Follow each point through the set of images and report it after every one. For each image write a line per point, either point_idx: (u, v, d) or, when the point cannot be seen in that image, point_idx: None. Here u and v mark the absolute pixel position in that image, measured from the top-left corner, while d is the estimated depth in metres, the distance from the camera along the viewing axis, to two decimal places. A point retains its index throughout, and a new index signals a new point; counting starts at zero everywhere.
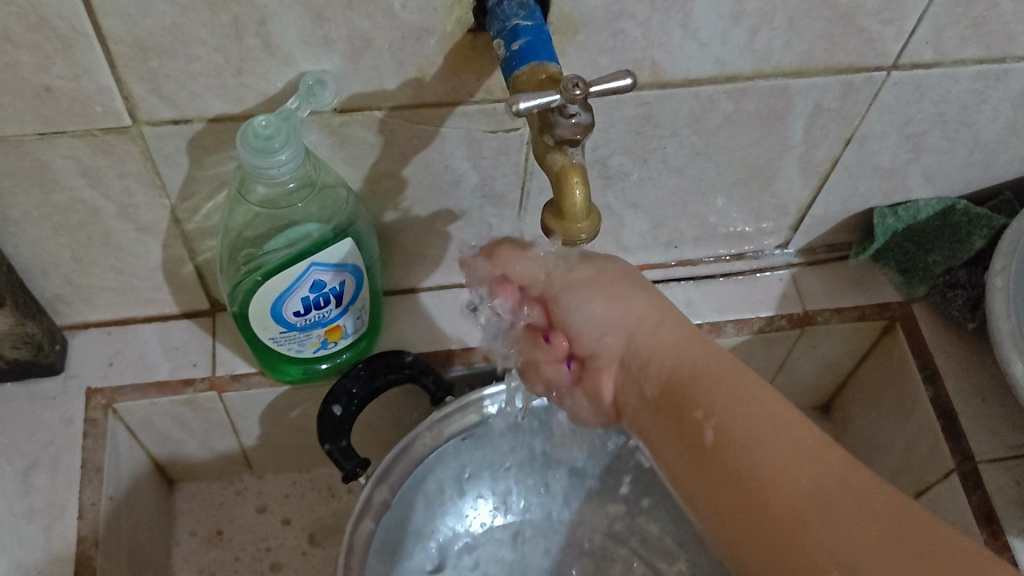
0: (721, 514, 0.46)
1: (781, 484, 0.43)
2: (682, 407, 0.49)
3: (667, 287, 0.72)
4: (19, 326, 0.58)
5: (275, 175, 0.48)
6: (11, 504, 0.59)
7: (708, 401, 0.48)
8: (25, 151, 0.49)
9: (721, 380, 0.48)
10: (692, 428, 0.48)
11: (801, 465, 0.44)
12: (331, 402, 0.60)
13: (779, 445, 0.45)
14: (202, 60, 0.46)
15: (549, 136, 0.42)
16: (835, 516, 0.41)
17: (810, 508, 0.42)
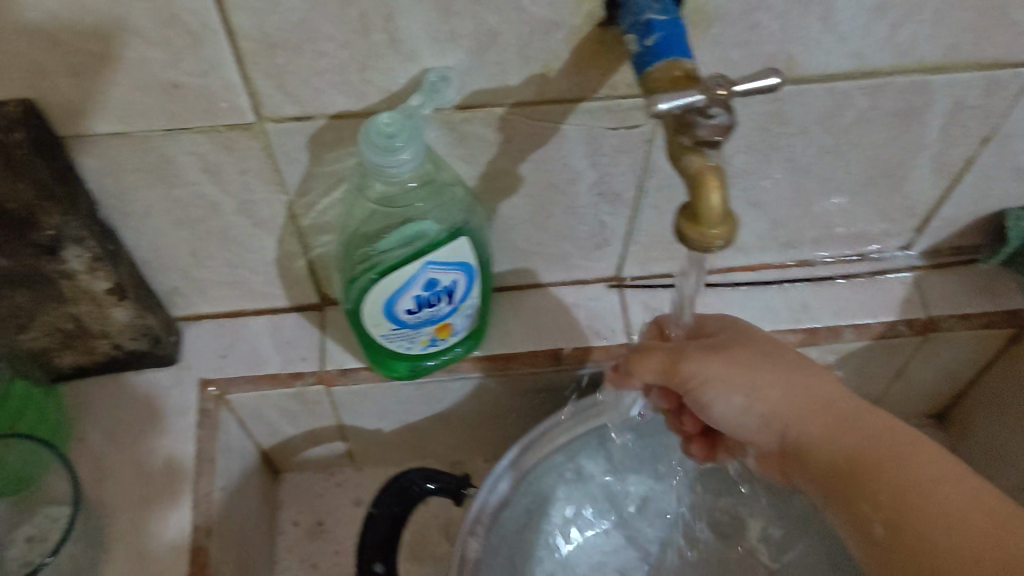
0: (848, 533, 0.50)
1: (895, 507, 0.46)
2: (826, 476, 0.51)
3: (783, 288, 0.70)
4: (139, 319, 0.59)
5: (395, 174, 0.47)
6: (127, 492, 0.60)
7: (834, 440, 0.51)
8: (152, 147, 0.50)
9: (845, 420, 0.51)
10: (823, 465, 0.51)
11: (919, 496, 0.46)
12: (371, 560, 0.58)
13: (895, 471, 0.47)
14: (328, 56, 0.46)
15: (686, 137, 0.40)
16: (942, 531, 0.44)
17: (922, 526, 0.45)
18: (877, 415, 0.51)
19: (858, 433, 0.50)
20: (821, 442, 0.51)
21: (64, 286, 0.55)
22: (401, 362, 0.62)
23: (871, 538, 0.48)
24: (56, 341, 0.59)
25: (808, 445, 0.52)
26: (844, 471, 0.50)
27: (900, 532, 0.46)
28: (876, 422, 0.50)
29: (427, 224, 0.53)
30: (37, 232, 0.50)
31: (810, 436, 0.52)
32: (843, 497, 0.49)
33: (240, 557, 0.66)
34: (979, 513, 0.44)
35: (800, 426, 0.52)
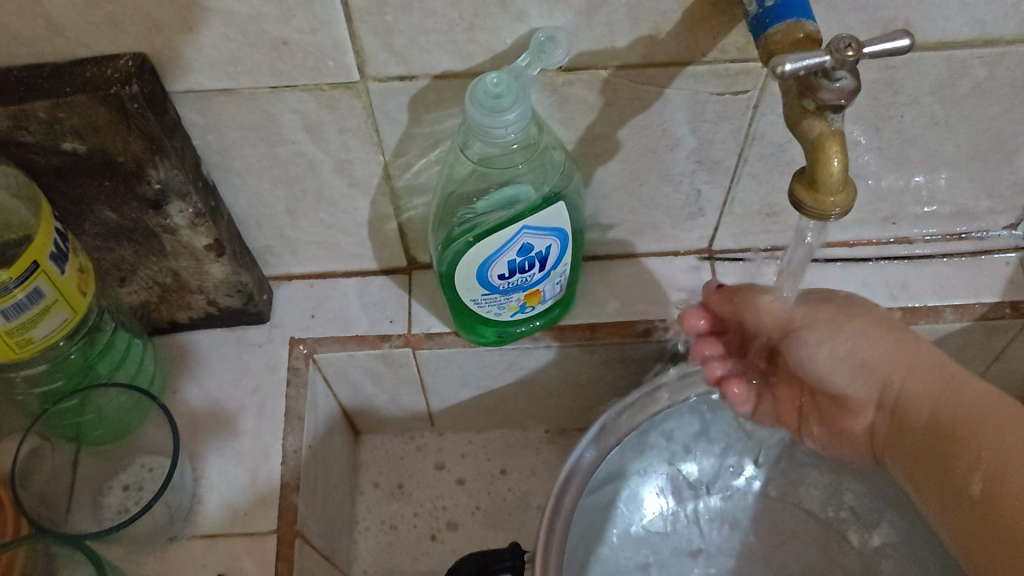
0: (941, 500, 0.50)
1: (997, 470, 0.46)
2: (926, 437, 0.50)
3: (878, 266, 0.68)
4: (235, 276, 0.60)
5: (501, 135, 0.46)
6: (221, 445, 0.61)
7: (935, 403, 0.50)
8: (257, 104, 0.50)
9: (946, 385, 0.50)
10: (921, 428, 0.51)
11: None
12: None
13: (997, 435, 0.46)
14: (437, 15, 0.45)
15: (809, 100, 0.39)
16: None
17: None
18: (985, 386, 0.50)
19: (961, 398, 0.49)
20: (922, 404, 0.51)
21: (166, 241, 0.56)
22: (490, 328, 0.62)
23: (963, 500, 0.47)
24: (155, 295, 0.61)
25: (907, 407, 0.52)
26: (945, 434, 0.49)
27: (1001, 492, 0.45)
28: (980, 390, 0.49)
29: (524, 188, 0.53)
30: (144, 186, 0.51)
31: (908, 397, 0.52)
32: (941, 458, 0.49)
33: (324, 514, 0.67)
34: None
35: (899, 387, 0.52)
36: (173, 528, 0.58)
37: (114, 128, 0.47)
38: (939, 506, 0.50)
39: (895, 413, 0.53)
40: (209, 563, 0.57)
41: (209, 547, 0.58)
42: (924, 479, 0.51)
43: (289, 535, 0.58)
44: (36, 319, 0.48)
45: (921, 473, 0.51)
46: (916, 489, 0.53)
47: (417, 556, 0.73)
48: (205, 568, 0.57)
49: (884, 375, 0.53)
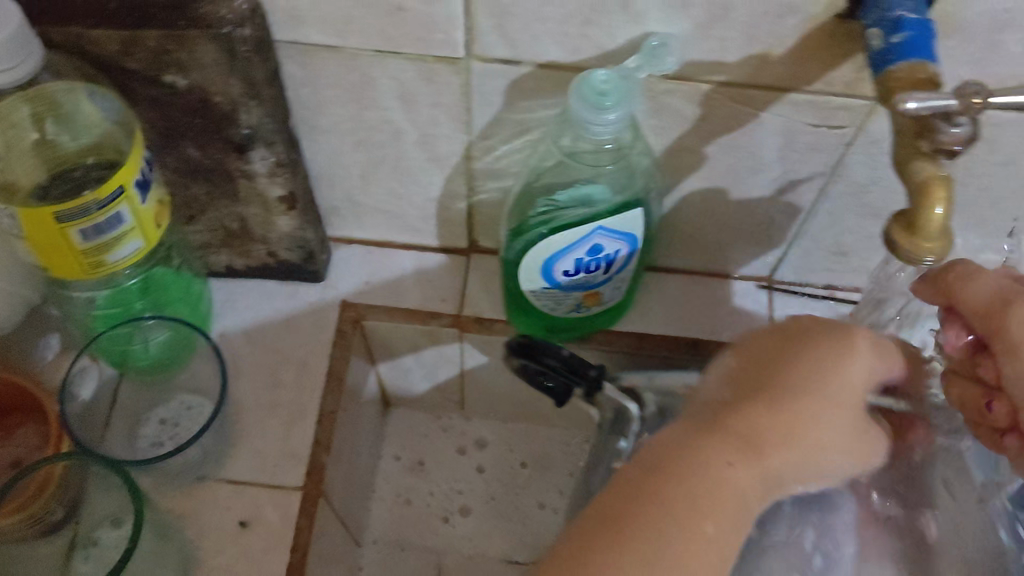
0: (684, 443, 0.41)
1: (692, 444, 0.41)
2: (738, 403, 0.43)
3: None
4: (299, 231, 0.61)
5: (597, 132, 0.47)
6: (258, 395, 0.62)
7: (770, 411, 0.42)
8: (357, 66, 0.50)
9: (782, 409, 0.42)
10: (741, 402, 0.43)
11: (715, 463, 0.40)
12: None
13: (716, 450, 0.41)
14: (555, 5, 0.45)
15: (926, 143, 0.38)
16: (671, 487, 0.39)
17: (678, 451, 0.41)
18: (781, 448, 0.42)
19: (758, 424, 0.42)
20: (779, 389, 0.43)
21: (241, 185, 0.56)
22: (542, 321, 0.62)
23: (783, 466, 0.42)
24: (218, 237, 0.61)
25: (761, 381, 0.44)
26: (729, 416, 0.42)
27: (678, 455, 0.40)
28: (772, 428, 0.42)
29: (583, 190, 0.53)
30: (232, 129, 0.51)
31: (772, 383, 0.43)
32: (717, 425, 0.42)
33: (347, 475, 0.66)
34: (714, 490, 0.39)
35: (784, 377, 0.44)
36: (204, 467, 0.59)
37: (218, 68, 0.47)
38: (675, 445, 0.41)
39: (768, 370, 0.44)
40: (233, 508, 0.58)
41: (235, 491, 0.58)
42: (783, 380, 0.43)
43: (314, 493, 0.59)
44: (112, 243, 0.49)
45: (798, 407, 0.42)
46: (768, 360, 0.45)
47: (428, 534, 0.73)
48: (229, 512, 0.58)
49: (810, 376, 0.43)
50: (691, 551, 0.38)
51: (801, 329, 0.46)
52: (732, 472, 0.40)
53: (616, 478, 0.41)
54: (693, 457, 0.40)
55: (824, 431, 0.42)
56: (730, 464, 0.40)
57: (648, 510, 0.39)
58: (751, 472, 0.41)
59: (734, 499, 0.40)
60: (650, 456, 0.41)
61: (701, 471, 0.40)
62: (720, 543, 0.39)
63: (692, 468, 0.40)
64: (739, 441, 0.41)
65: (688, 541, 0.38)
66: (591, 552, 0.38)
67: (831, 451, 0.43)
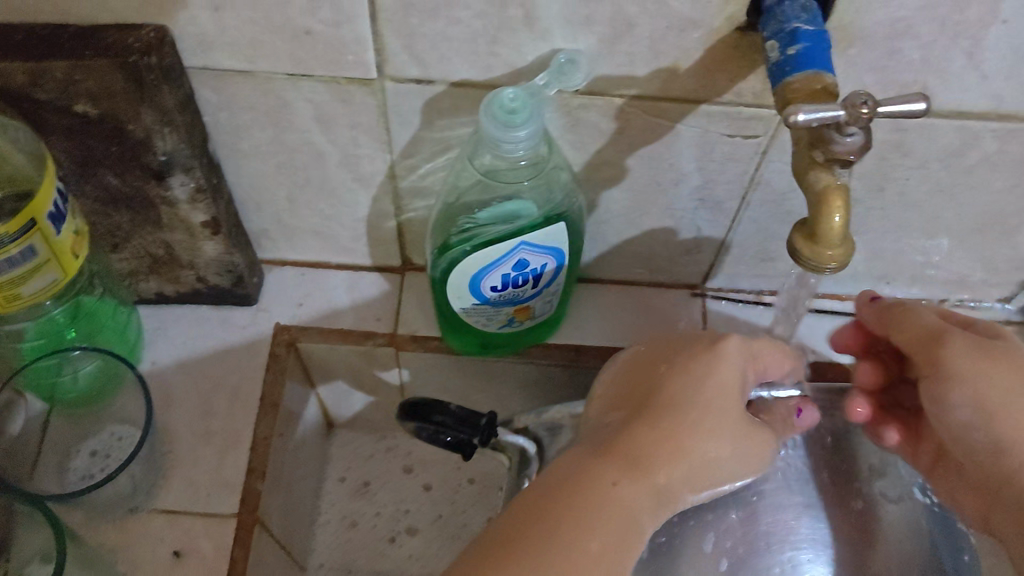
0: (573, 468, 0.43)
1: (582, 466, 0.43)
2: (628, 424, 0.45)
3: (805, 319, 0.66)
4: (227, 256, 0.60)
5: (510, 149, 0.47)
6: (191, 423, 0.61)
7: (654, 424, 0.44)
8: (271, 90, 0.50)
9: (665, 421, 0.44)
10: (628, 423, 0.45)
11: (602, 480, 0.42)
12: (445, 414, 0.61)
13: (605, 468, 0.43)
14: (462, 24, 0.45)
15: (820, 152, 0.39)
16: (559, 508, 0.41)
17: (570, 474, 0.43)
18: (670, 456, 0.43)
19: (645, 438, 0.44)
20: (663, 401, 0.45)
21: (163, 213, 0.56)
22: (476, 337, 0.62)
23: (675, 476, 0.43)
24: (145, 265, 0.61)
25: (646, 399, 0.47)
26: (619, 437, 0.44)
27: (568, 477, 0.43)
28: (660, 440, 0.44)
29: (504, 208, 0.52)
30: (149, 157, 0.51)
31: (657, 397, 0.46)
32: (607, 447, 0.44)
33: (287, 500, 0.65)
34: (602, 504, 0.41)
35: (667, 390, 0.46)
36: (135, 498, 0.58)
37: (128, 97, 0.47)
38: (566, 471, 0.43)
39: (654, 388, 0.47)
40: (167, 538, 0.57)
41: (168, 522, 0.58)
42: (667, 394, 0.46)
43: (249, 519, 0.58)
44: (27, 276, 0.48)
45: (680, 419, 0.45)
46: (657, 378, 0.48)
47: (374, 556, 0.72)
48: (162, 542, 0.57)
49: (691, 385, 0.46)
50: (582, 563, 0.39)
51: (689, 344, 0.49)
52: (621, 487, 0.42)
53: (515, 502, 0.43)
54: (580, 478, 0.42)
55: (712, 442, 0.44)
56: (617, 482, 0.42)
57: (541, 530, 0.40)
58: (637, 485, 0.42)
59: (623, 514, 0.41)
60: (545, 482, 0.43)
61: (590, 489, 0.42)
62: (609, 557, 0.40)
63: (579, 488, 0.42)
64: (623, 457, 0.43)
65: (575, 559, 0.39)
66: (492, 572, 0.39)
67: (724, 457, 0.45)
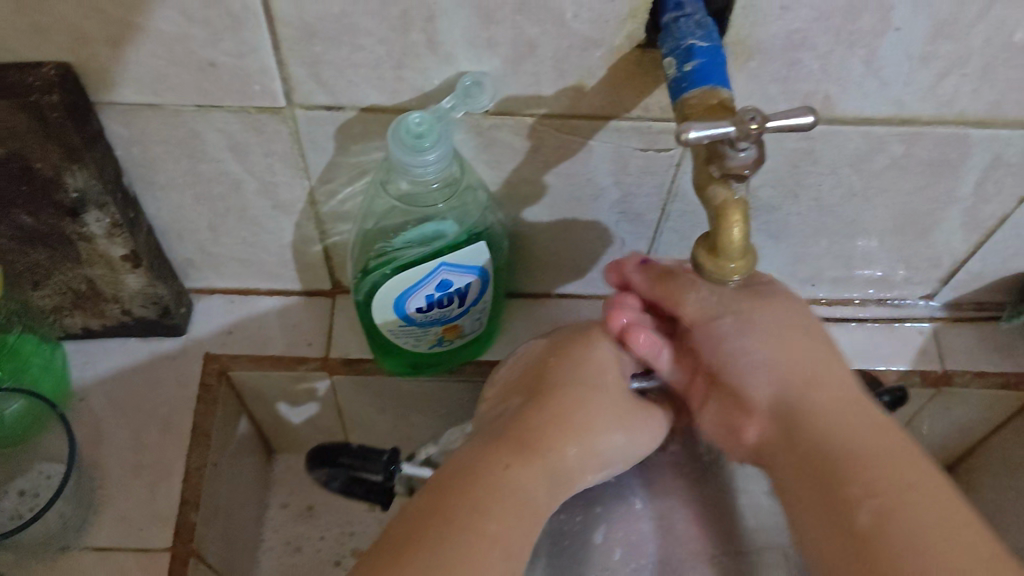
0: (466, 456, 0.44)
1: (476, 452, 0.44)
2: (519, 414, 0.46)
3: None
4: (151, 288, 0.60)
5: (420, 174, 0.47)
6: (122, 458, 0.61)
7: (544, 410, 0.46)
8: (182, 122, 0.50)
9: (554, 406, 0.46)
10: (519, 412, 0.47)
11: (497, 464, 0.43)
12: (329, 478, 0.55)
13: (499, 453, 0.43)
14: (365, 50, 0.45)
15: (716, 167, 0.39)
16: (456, 491, 0.41)
17: (465, 461, 0.43)
18: (559, 436, 0.45)
19: (535, 423, 0.45)
20: (552, 391, 0.47)
21: (81, 248, 0.55)
22: (407, 357, 0.62)
23: (564, 459, 0.45)
24: (68, 300, 0.60)
25: (536, 391, 0.48)
26: (513, 423, 0.46)
27: (463, 463, 0.43)
28: (550, 425, 0.45)
29: (422, 229, 0.53)
30: (60, 193, 0.50)
31: (546, 388, 0.48)
32: (498, 434, 0.45)
33: (226, 530, 0.65)
34: (497, 483, 0.42)
35: (555, 381, 0.48)
36: (65, 537, 0.58)
37: (32, 135, 0.46)
38: (460, 460, 0.43)
39: (540, 381, 0.49)
40: None
41: (102, 558, 0.57)
42: (554, 384, 0.48)
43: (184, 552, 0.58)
44: None
45: (567, 407, 0.46)
46: (539, 376, 0.50)
47: None
48: None
49: (575, 374, 0.48)
50: (480, 548, 0.39)
51: (563, 342, 0.52)
52: (515, 470, 0.43)
53: (410, 501, 0.42)
54: (474, 464, 0.43)
55: (595, 427, 0.46)
56: (509, 466, 0.43)
57: (441, 516, 0.39)
58: (529, 468, 0.43)
59: (519, 496, 0.42)
60: (442, 474, 0.43)
61: (486, 472, 0.42)
62: (504, 539, 0.40)
63: (476, 474, 0.42)
64: (515, 445, 0.44)
65: (475, 543, 0.39)
66: (396, 558, 0.38)
67: (604, 439, 0.47)
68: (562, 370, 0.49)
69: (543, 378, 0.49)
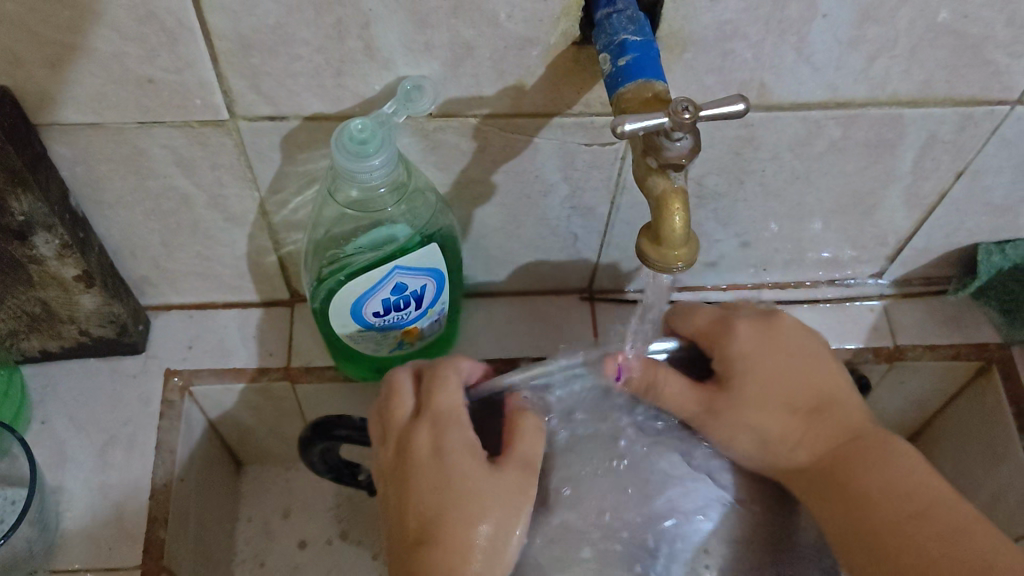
0: None
1: None
2: (410, 527, 0.45)
3: None
4: (106, 307, 0.60)
5: (366, 179, 0.47)
6: (88, 478, 0.60)
7: (431, 521, 0.44)
8: (125, 139, 0.50)
9: (438, 514, 0.44)
10: (410, 525, 0.45)
11: None
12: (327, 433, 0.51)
13: None
14: (303, 59, 0.46)
15: (653, 159, 0.40)
16: None
17: None
18: (461, 541, 0.44)
19: (431, 542, 0.44)
20: (425, 493, 0.45)
21: (32, 271, 0.55)
22: (367, 360, 0.62)
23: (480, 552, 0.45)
24: (23, 324, 0.60)
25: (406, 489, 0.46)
26: (412, 548, 0.45)
27: None
28: (447, 536, 0.44)
29: (373, 233, 0.53)
30: (6, 218, 0.50)
31: (416, 487, 0.45)
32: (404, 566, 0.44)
33: (197, 545, 0.65)
34: None
35: (420, 477, 0.46)
36: (34, 561, 0.57)
37: None
38: None
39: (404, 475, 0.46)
40: None
41: None
42: (422, 481, 0.45)
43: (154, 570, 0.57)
44: None
45: (449, 509, 0.44)
46: (400, 458, 0.47)
47: None
48: None
49: (435, 465, 0.46)
50: None
51: (398, 433, 0.48)
52: None
53: None
54: None
55: (483, 524, 0.45)
56: None
57: None
58: None
59: None
60: None
61: None
62: None
63: None
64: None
65: None
66: None
67: (500, 519, 0.45)
68: (417, 462, 0.46)
69: (405, 473, 0.46)
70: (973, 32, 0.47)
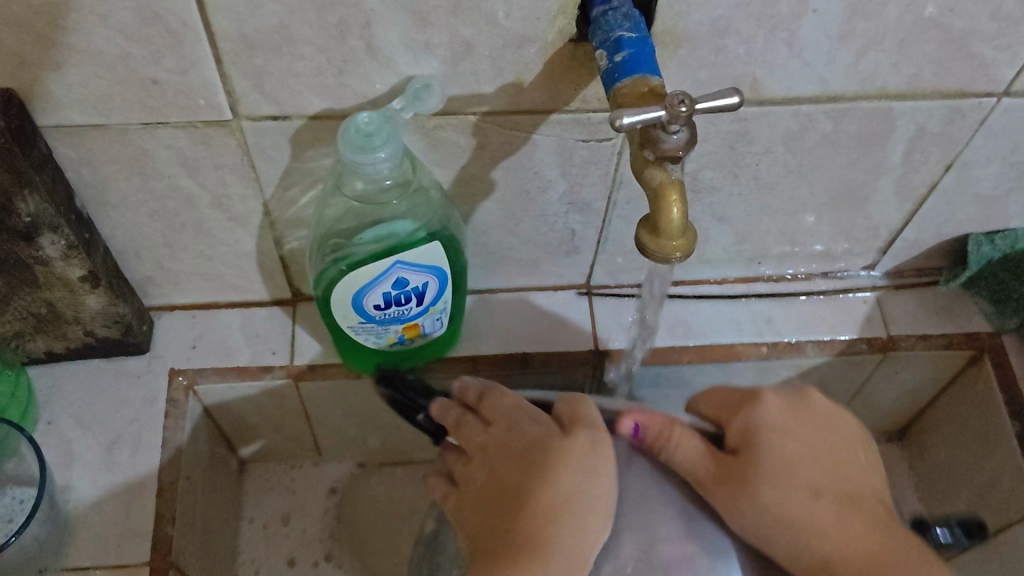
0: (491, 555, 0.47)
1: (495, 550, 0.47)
2: (499, 491, 0.50)
3: (686, 304, 0.69)
4: (111, 307, 0.60)
5: (371, 172, 0.48)
6: (95, 477, 0.61)
7: (517, 479, 0.49)
8: (130, 140, 0.51)
9: (522, 472, 0.49)
10: (498, 490, 0.50)
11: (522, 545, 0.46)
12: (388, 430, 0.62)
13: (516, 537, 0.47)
14: (306, 59, 0.46)
15: (650, 151, 0.41)
16: None
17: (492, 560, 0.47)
18: (544, 485, 0.48)
19: (519, 492, 0.48)
20: (510, 461, 0.51)
21: (38, 272, 0.56)
22: (369, 355, 0.63)
23: (567, 492, 0.48)
24: (29, 325, 0.60)
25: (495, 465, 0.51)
26: (503, 505, 0.49)
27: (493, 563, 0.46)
28: (533, 483, 0.48)
29: (376, 228, 0.54)
30: (13, 219, 0.51)
31: (503, 460, 0.51)
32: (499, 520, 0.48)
33: (204, 542, 0.66)
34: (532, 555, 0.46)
35: (505, 451, 0.51)
36: (43, 559, 0.58)
37: None
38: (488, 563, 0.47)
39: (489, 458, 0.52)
40: None
41: None
42: (506, 455, 0.51)
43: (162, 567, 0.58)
44: None
45: (531, 464, 0.49)
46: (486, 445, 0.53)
47: None
48: None
49: (514, 441, 0.51)
50: None
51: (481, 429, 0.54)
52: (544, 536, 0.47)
53: None
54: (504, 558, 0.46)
55: (557, 477, 0.48)
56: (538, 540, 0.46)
57: None
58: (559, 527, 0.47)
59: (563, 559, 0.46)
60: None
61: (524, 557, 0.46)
62: None
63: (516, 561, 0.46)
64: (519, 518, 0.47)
65: None
66: None
67: (577, 467, 0.48)
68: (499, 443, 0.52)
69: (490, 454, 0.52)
70: (959, 26, 0.48)
